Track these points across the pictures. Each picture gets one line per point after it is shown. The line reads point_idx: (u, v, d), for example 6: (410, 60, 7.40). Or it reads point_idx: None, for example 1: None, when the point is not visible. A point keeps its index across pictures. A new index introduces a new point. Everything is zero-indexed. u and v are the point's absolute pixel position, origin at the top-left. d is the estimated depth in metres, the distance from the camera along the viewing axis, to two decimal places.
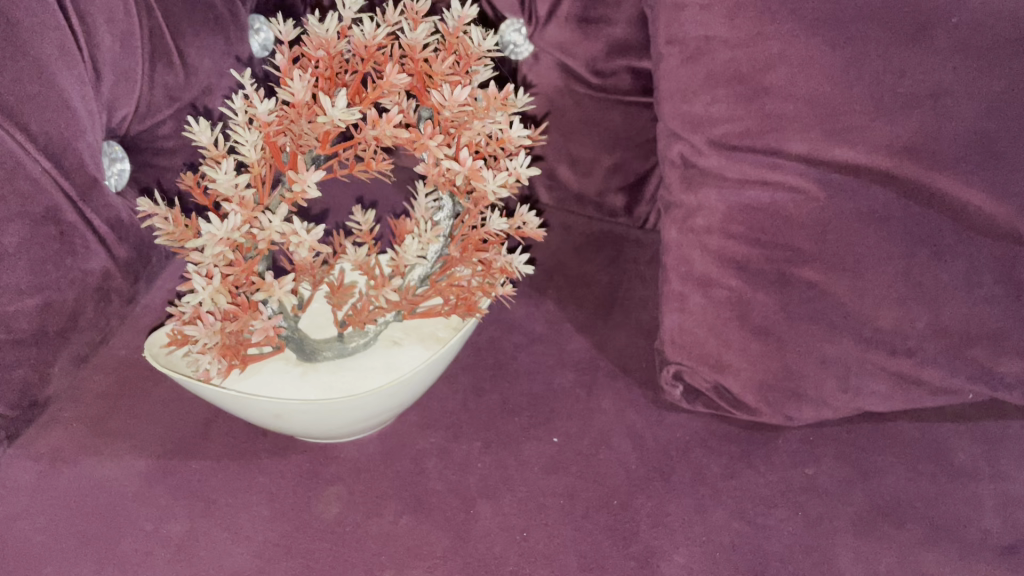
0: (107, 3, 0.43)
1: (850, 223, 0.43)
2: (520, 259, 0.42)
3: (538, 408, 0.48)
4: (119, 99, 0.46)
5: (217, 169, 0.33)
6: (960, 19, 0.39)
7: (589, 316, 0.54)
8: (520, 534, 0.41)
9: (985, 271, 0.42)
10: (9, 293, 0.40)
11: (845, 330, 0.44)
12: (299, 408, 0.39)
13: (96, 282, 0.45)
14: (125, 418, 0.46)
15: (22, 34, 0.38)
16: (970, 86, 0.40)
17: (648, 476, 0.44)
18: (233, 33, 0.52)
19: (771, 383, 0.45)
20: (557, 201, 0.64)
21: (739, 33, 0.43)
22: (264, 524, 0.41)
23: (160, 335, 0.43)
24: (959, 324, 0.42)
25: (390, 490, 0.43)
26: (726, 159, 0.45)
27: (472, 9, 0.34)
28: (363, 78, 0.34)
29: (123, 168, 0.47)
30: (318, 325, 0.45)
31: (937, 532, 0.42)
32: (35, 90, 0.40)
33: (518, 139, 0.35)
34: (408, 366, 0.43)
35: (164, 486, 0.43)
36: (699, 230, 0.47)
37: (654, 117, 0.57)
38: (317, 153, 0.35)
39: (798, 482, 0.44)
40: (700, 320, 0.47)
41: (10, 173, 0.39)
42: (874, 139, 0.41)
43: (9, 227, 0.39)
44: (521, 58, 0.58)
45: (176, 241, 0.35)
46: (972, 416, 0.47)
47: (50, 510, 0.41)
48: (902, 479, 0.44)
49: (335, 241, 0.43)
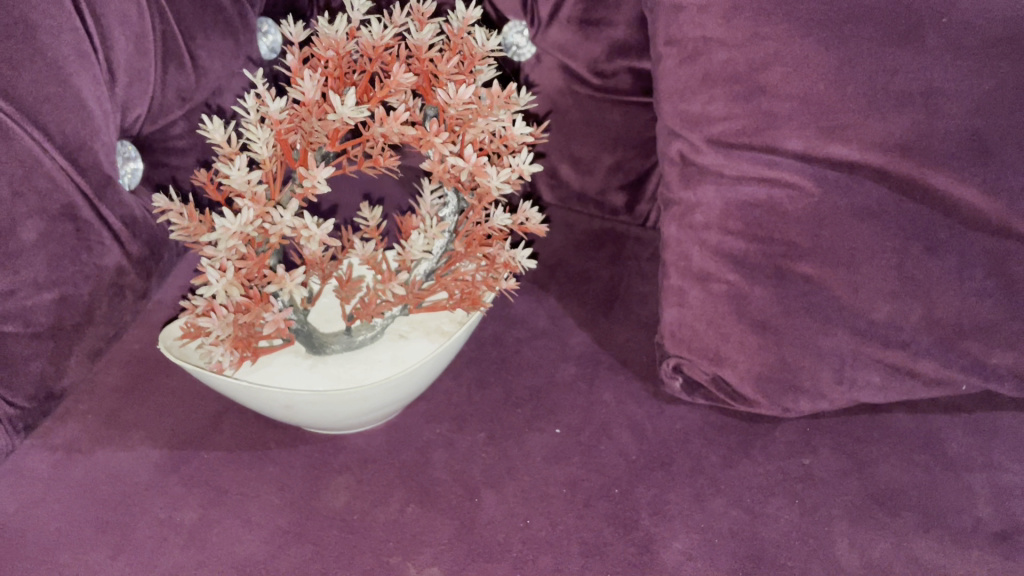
0: (122, 7, 0.44)
1: (844, 219, 0.44)
2: (523, 254, 0.43)
3: (541, 401, 0.49)
4: (132, 100, 0.47)
5: (230, 166, 0.34)
6: (951, 19, 0.41)
7: (590, 311, 0.55)
8: (524, 522, 0.43)
9: (976, 264, 0.43)
10: (28, 287, 0.41)
11: (840, 323, 0.45)
12: (309, 398, 0.40)
13: (110, 278, 0.46)
14: (138, 411, 0.47)
15: (41, 36, 0.40)
16: (960, 84, 0.41)
17: (648, 466, 0.46)
18: (243, 35, 0.53)
19: (768, 376, 0.47)
20: (559, 199, 0.65)
21: (735, 34, 0.44)
22: (274, 512, 0.42)
23: (173, 329, 0.44)
24: (952, 317, 0.44)
25: (396, 480, 0.44)
26: (724, 157, 0.47)
27: (476, 10, 0.35)
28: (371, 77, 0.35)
29: (137, 167, 0.48)
30: (326, 318, 0.46)
31: (931, 519, 0.43)
32: (53, 90, 0.41)
33: (521, 136, 0.36)
34: (414, 358, 0.44)
35: (177, 476, 0.44)
36: (697, 226, 0.48)
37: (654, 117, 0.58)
38: (327, 151, 0.36)
39: (795, 471, 0.45)
40: (698, 315, 0.48)
41: (28, 171, 0.40)
42: (868, 137, 0.43)
43: (27, 223, 0.40)
44: (523, 59, 0.60)
45: (190, 236, 0.36)
46: (966, 408, 0.48)
47: (66, 498, 0.42)
48: (896, 469, 0.45)
49: (343, 237, 0.44)
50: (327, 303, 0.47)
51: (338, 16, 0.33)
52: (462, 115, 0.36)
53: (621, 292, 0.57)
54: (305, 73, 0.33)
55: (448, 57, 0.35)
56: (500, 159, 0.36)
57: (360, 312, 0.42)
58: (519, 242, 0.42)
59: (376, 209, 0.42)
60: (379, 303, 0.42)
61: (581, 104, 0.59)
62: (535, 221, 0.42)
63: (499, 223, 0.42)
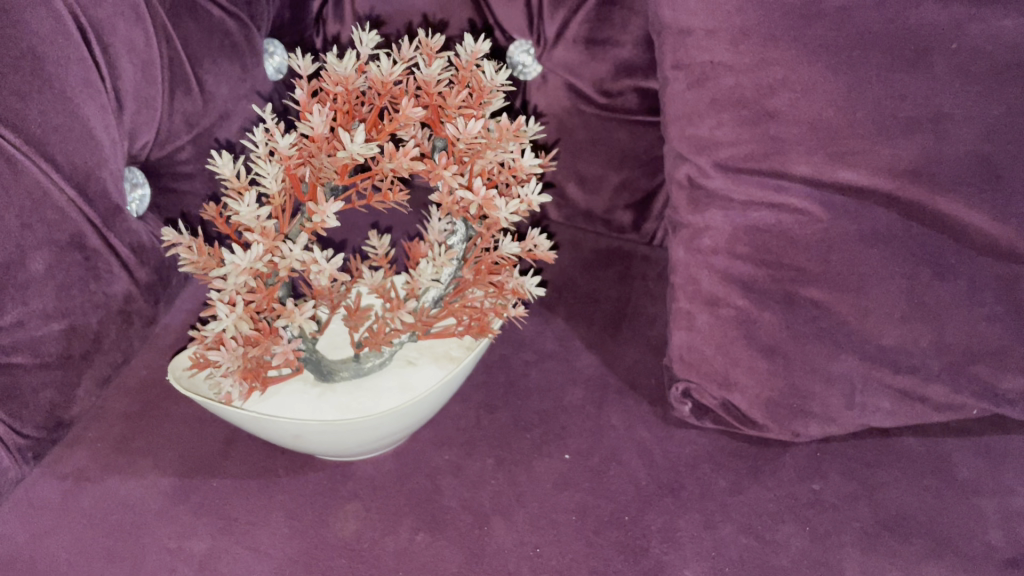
0: (129, 35, 0.44)
1: (853, 244, 0.44)
2: (531, 282, 0.42)
3: (549, 425, 0.49)
4: (140, 126, 0.47)
5: (239, 202, 0.34)
6: (960, 45, 0.40)
7: (598, 332, 0.55)
8: (533, 550, 0.43)
9: (986, 289, 0.43)
10: (36, 318, 0.41)
11: (850, 348, 0.45)
12: (318, 428, 0.40)
13: (119, 305, 0.46)
14: (147, 438, 0.47)
15: (49, 68, 0.40)
16: (969, 110, 0.41)
17: (657, 492, 0.45)
18: (249, 59, 0.54)
19: (778, 400, 0.46)
20: (566, 218, 0.65)
21: (743, 59, 0.44)
22: (284, 541, 0.42)
23: (182, 358, 0.44)
24: (962, 342, 0.43)
25: (406, 507, 0.44)
26: (732, 181, 0.47)
27: (485, 43, 0.35)
28: (380, 111, 0.35)
29: (144, 194, 0.48)
30: (335, 345, 0.46)
31: (941, 546, 0.43)
32: (60, 121, 0.41)
33: (530, 168, 0.36)
34: (423, 386, 0.44)
35: (187, 504, 0.44)
36: (705, 250, 0.48)
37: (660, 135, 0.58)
38: (336, 184, 0.36)
39: (805, 496, 0.45)
40: (707, 339, 0.48)
41: (37, 202, 0.40)
42: (876, 162, 0.43)
43: (36, 254, 0.40)
44: (530, 77, 0.60)
45: (199, 270, 0.36)
46: (976, 431, 0.48)
47: (76, 528, 0.42)
48: (907, 494, 0.45)
49: (352, 265, 0.44)
50: (335, 329, 0.47)
51: (347, 52, 0.33)
52: (471, 148, 0.36)
53: (629, 313, 0.56)
54: (314, 109, 0.33)
55: (457, 91, 0.35)
56: (509, 191, 0.36)
57: (369, 341, 0.42)
58: (527, 269, 0.42)
59: (384, 238, 0.42)
60: (388, 332, 0.42)
61: (587, 124, 0.59)
62: (544, 248, 0.42)
63: (507, 250, 0.42)
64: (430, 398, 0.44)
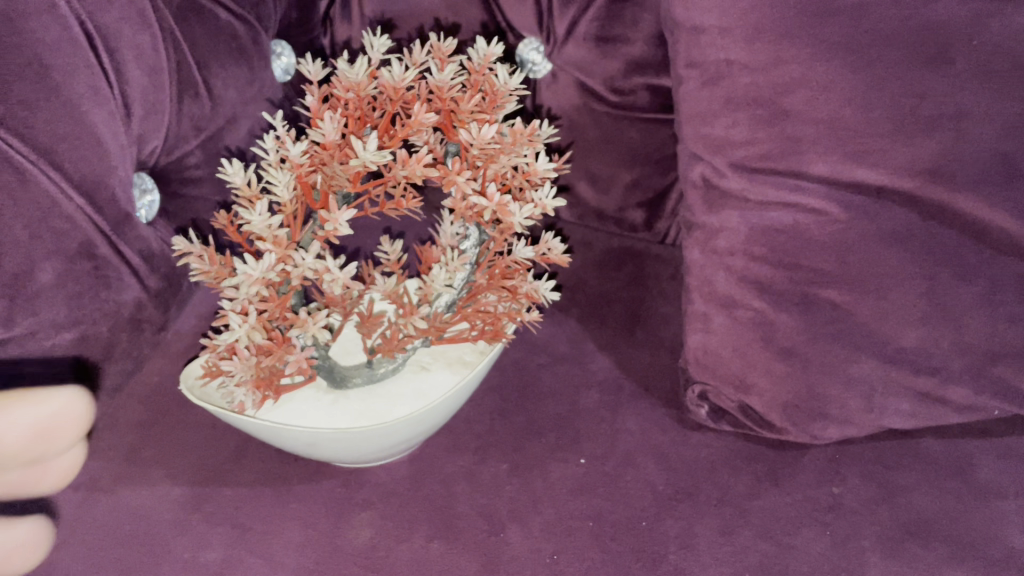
0: (136, 40, 0.44)
1: (871, 245, 0.43)
2: (546, 286, 0.42)
3: (564, 429, 0.48)
4: (148, 132, 0.46)
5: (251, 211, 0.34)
6: (981, 41, 0.40)
7: (611, 334, 0.54)
8: (550, 558, 0.42)
9: (1009, 288, 0.42)
10: (46, 327, 0.41)
11: (869, 350, 0.44)
12: (333, 436, 0.40)
13: (129, 313, 0.46)
14: (159, 446, 0.47)
15: (56, 76, 0.39)
16: (991, 108, 0.40)
17: (675, 496, 0.45)
18: (256, 61, 0.53)
19: (796, 403, 0.46)
20: (577, 217, 0.64)
21: (758, 57, 0.43)
22: (298, 550, 0.42)
23: (194, 368, 0.44)
24: (984, 342, 0.43)
25: (420, 514, 0.44)
26: (747, 182, 0.46)
27: (497, 47, 0.34)
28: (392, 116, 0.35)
29: (153, 201, 0.48)
30: (348, 350, 0.46)
31: (964, 549, 0.42)
32: (68, 129, 0.40)
33: (544, 172, 0.36)
34: (436, 391, 0.44)
35: (200, 514, 0.43)
36: (721, 251, 0.48)
37: (673, 133, 0.58)
38: (347, 190, 0.36)
39: (824, 500, 0.45)
40: (724, 341, 0.47)
41: (45, 212, 0.40)
42: (895, 161, 0.42)
43: (46, 264, 0.40)
44: (538, 76, 0.59)
45: (211, 280, 0.36)
46: (997, 432, 0.47)
47: (89, 539, 0.42)
48: (927, 497, 0.45)
49: (364, 271, 0.43)
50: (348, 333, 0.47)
51: (358, 57, 0.33)
52: (485, 153, 0.35)
53: (641, 314, 0.56)
54: (326, 116, 0.32)
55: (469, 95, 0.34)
56: (524, 196, 0.35)
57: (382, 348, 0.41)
58: (541, 272, 0.42)
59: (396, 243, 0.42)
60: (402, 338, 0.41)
61: (599, 122, 0.58)
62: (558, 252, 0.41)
63: (521, 255, 0.41)
64: (444, 405, 0.44)
